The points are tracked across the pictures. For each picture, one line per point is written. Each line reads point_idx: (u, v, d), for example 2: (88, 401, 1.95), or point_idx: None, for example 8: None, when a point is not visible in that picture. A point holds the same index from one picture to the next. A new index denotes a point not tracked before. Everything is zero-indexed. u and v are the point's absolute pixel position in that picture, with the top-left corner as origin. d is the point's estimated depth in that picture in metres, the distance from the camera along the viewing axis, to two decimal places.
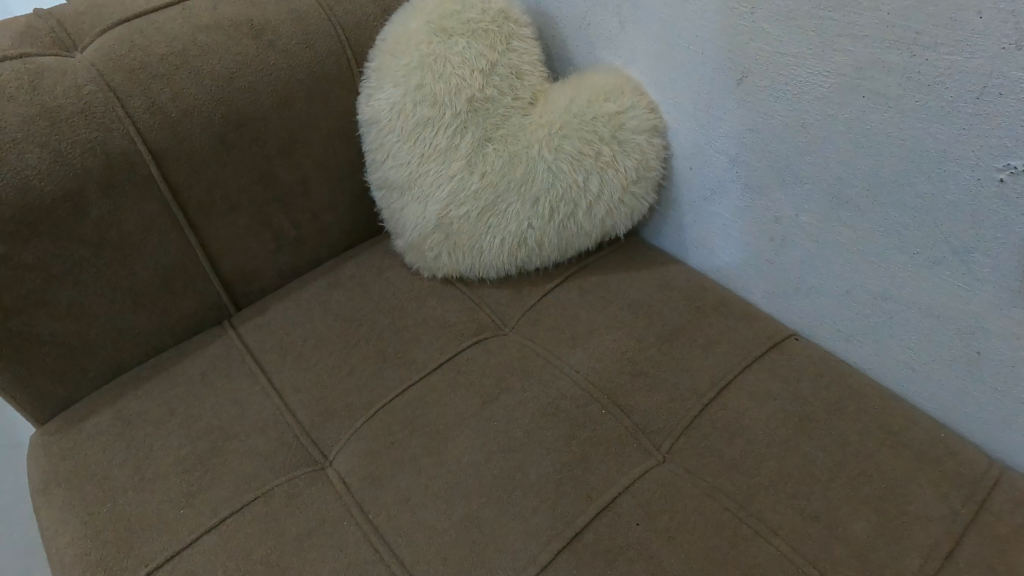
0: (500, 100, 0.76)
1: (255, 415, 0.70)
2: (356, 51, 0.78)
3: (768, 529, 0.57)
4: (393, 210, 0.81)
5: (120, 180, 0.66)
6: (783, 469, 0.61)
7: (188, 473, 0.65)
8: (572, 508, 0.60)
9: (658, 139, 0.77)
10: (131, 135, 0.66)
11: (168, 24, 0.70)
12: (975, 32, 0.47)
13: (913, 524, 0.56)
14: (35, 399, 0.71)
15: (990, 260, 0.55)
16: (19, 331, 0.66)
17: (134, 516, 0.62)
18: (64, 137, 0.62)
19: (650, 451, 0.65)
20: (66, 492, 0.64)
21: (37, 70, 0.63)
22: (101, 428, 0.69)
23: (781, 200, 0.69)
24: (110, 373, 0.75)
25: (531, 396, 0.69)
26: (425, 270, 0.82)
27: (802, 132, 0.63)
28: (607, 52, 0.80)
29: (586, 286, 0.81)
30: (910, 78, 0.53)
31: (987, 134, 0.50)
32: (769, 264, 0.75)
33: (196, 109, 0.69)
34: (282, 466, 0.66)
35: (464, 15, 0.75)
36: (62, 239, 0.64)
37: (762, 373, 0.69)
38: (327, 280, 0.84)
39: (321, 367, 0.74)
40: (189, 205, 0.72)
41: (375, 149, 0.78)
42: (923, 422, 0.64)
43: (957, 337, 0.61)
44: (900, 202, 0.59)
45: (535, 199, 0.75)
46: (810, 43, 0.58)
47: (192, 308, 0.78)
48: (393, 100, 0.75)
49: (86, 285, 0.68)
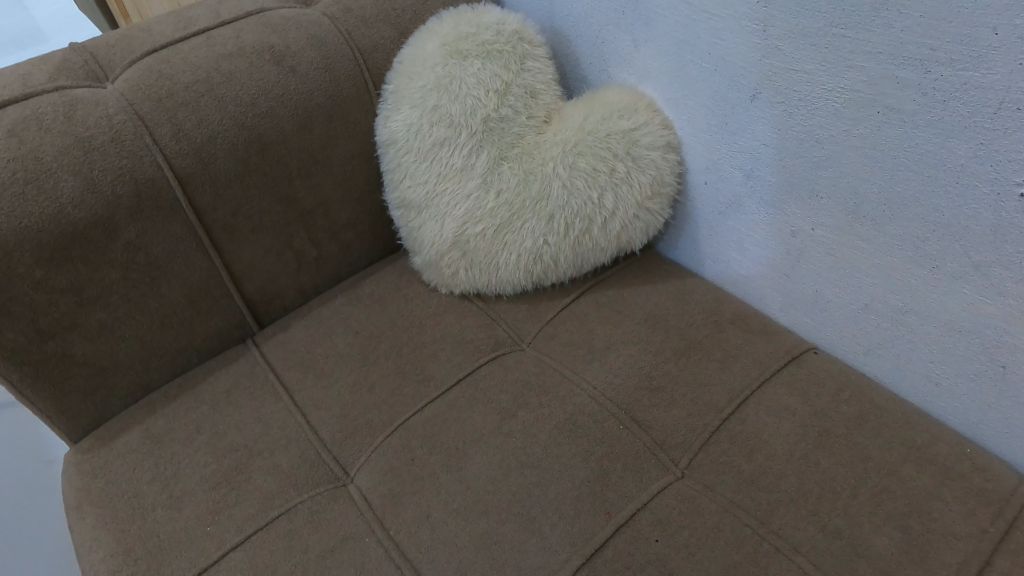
0: (514, 119, 0.77)
1: (278, 432, 0.72)
2: (373, 74, 0.79)
3: (789, 545, 0.57)
4: (411, 229, 0.82)
5: (148, 205, 0.68)
6: (803, 485, 0.61)
7: (214, 490, 0.66)
8: (592, 524, 0.60)
9: (672, 155, 0.78)
10: (158, 162, 0.68)
11: (194, 53, 0.72)
12: (990, 49, 0.48)
13: (939, 542, 0.55)
14: (68, 418, 0.73)
15: (1012, 274, 0.55)
16: (53, 353, 0.68)
17: (163, 533, 0.63)
18: (96, 166, 0.64)
19: (668, 466, 0.65)
20: (97, 509, 0.66)
21: (72, 102, 0.66)
22: (131, 446, 0.71)
23: (796, 214, 0.69)
24: (139, 392, 0.77)
25: (549, 412, 0.69)
26: (443, 286, 0.84)
27: (817, 147, 0.63)
28: (621, 70, 0.81)
29: (602, 301, 0.81)
30: (926, 93, 0.53)
31: (1006, 149, 0.50)
32: (786, 278, 0.75)
33: (220, 134, 0.71)
34: (305, 482, 0.67)
35: (478, 37, 0.76)
36: (94, 264, 0.67)
37: (780, 389, 0.69)
38: (347, 297, 0.86)
39: (342, 384, 0.75)
40: (213, 227, 0.74)
41: (393, 169, 0.80)
42: (946, 436, 0.64)
43: (979, 352, 0.60)
44: (918, 217, 0.58)
45: (550, 216, 0.76)
46: (823, 60, 0.58)
47: (217, 326, 0.80)
48: (410, 121, 0.76)
49: (116, 307, 0.70)
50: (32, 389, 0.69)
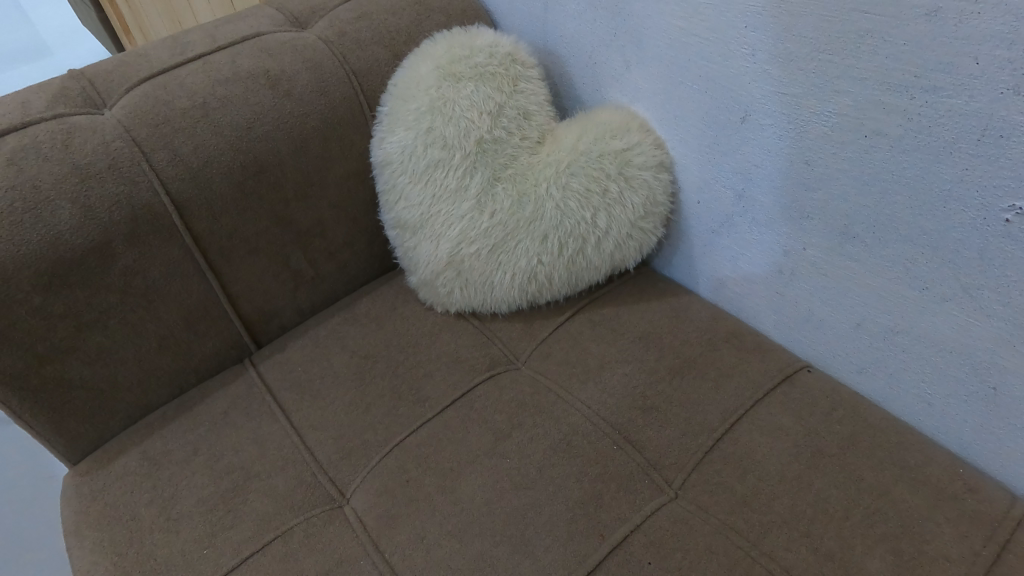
0: (508, 140, 0.78)
1: (275, 454, 0.72)
2: (368, 96, 0.80)
3: (781, 568, 0.57)
4: (407, 249, 0.83)
5: (146, 230, 0.69)
6: (796, 506, 0.61)
7: (210, 513, 0.67)
8: (585, 547, 0.60)
9: (664, 174, 0.78)
10: (155, 188, 0.69)
11: (191, 79, 0.73)
12: (974, 77, 0.48)
13: (931, 565, 0.55)
14: (68, 441, 0.73)
15: (1000, 297, 0.55)
16: (51, 378, 0.69)
17: (160, 557, 0.64)
18: (94, 193, 0.65)
19: (662, 487, 0.65)
20: (96, 532, 0.67)
21: (70, 130, 0.67)
22: (130, 468, 0.72)
23: (788, 234, 0.70)
24: (137, 413, 0.78)
25: (544, 432, 0.70)
26: (438, 304, 0.84)
27: (807, 169, 0.64)
28: (614, 90, 0.81)
29: (597, 319, 0.82)
30: (910, 120, 0.53)
31: (990, 175, 0.51)
32: (779, 296, 0.75)
33: (216, 159, 0.72)
34: (301, 504, 0.68)
35: (472, 60, 0.77)
36: (92, 289, 0.67)
37: (773, 409, 0.69)
38: (344, 316, 0.87)
39: (339, 405, 0.76)
40: (210, 249, 0.75)
41: (389, 191, 0.80)
42: (938, 456, 0.64)
43: (971, 373, 0.60)
44: (907, 239, 0.59)
45: (544, 236, 0.76)
46: (811, 84, 0.59)
47: (215, 347, 0.81)
48: (405, 143, 0.77)
49: (114, 330, 0.71)
50: (31, 413, 0.69)
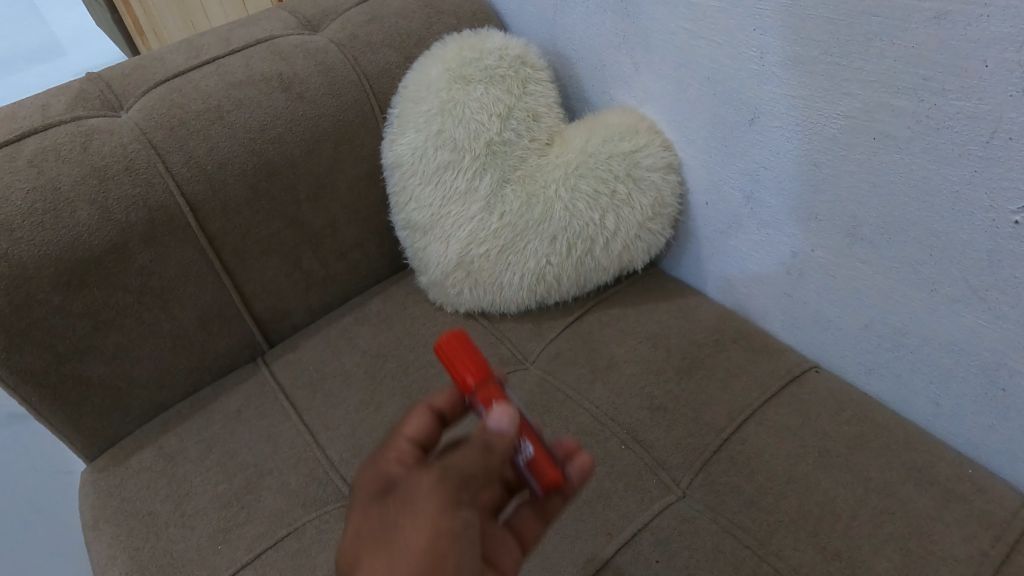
0: (517, 142, 0.79)
1: (287, 451, 0.73)
2: (379, 99, 0.81)
3: (787, 567, 0.57)
4: (417, 250, 0.84)
5: (161, 231, 0.70)
6: (803, 506, 0.61)
7: (224, 509, 0.68)
8: (593, 546, 0.61)
9: (673, 176, 0.79)
10: (170, 190, 0.70)
11: (205, 81, 0.74)
12: (982, 80, 0.48)
13: (938, 564, 0.56)
14: (85, 437, 0.75)
15: (1009, 299, 0.55)
16: (70, 376, 0.70)
17: (176, 551, 0.65)
18: (111, 195, 0.66)
19: (670, 486, 0.65)
20: (113, 527, 0.68)
21: (88, 133, 0.68)
22: (146, 465, 0.73)
23: (796, 236, 0.70)
24: (152, 411, 0.79)
25: (552, 431, 0.70)
26: (448, 305, 0.85)
27: (815, 171, 0.64)
28: (622, 92, 0.82)
29: (605, 319, 0.82)
30: (920, 121, 0.53)
31: (999, 177, 0.51)
32: (787, 298, 0.76)
33: (230, 161, 0.73)
34: (313, 501, 0.68)
35: (481, 62, 0.78)
36: (109, 288, 0.69)
37: (780, 409, 0.69)
38: (355, 316, 0.88)
39: (350, 403, 0.77)
40: (224, 250, 0.76)
41: (399, 192, 0.81)
42: (946, 456, 0.64)
43: (980, 373, 0.60)
44: (915, 240, 0.59)
45: (552, 237, 0.77)
46: (820, 87, 0.59)
47: (229, 346, 0.82)
48: (415, 145, 0.78)
49: (129, 329, 0.72)
50: (50, 410, 0.71)
